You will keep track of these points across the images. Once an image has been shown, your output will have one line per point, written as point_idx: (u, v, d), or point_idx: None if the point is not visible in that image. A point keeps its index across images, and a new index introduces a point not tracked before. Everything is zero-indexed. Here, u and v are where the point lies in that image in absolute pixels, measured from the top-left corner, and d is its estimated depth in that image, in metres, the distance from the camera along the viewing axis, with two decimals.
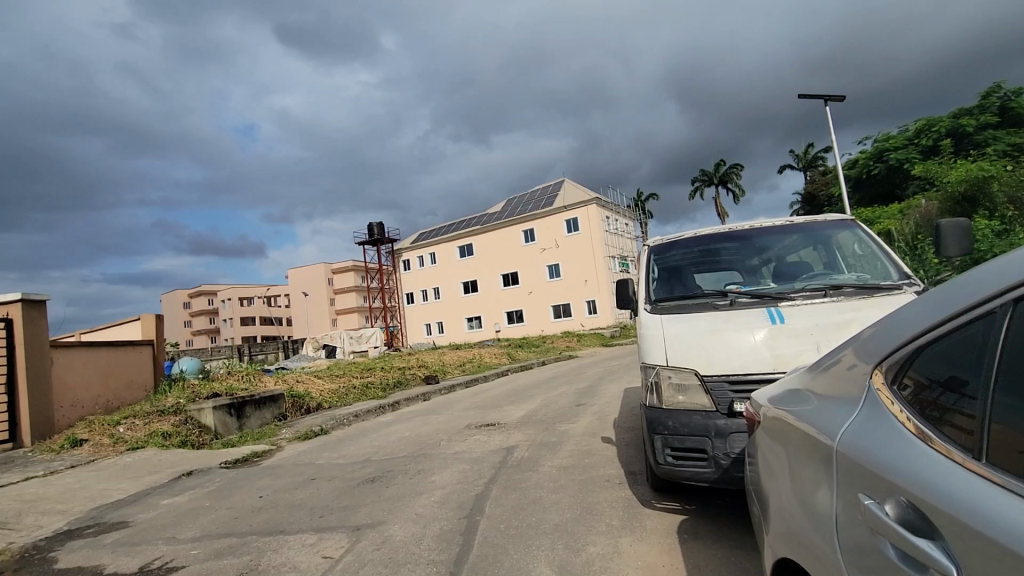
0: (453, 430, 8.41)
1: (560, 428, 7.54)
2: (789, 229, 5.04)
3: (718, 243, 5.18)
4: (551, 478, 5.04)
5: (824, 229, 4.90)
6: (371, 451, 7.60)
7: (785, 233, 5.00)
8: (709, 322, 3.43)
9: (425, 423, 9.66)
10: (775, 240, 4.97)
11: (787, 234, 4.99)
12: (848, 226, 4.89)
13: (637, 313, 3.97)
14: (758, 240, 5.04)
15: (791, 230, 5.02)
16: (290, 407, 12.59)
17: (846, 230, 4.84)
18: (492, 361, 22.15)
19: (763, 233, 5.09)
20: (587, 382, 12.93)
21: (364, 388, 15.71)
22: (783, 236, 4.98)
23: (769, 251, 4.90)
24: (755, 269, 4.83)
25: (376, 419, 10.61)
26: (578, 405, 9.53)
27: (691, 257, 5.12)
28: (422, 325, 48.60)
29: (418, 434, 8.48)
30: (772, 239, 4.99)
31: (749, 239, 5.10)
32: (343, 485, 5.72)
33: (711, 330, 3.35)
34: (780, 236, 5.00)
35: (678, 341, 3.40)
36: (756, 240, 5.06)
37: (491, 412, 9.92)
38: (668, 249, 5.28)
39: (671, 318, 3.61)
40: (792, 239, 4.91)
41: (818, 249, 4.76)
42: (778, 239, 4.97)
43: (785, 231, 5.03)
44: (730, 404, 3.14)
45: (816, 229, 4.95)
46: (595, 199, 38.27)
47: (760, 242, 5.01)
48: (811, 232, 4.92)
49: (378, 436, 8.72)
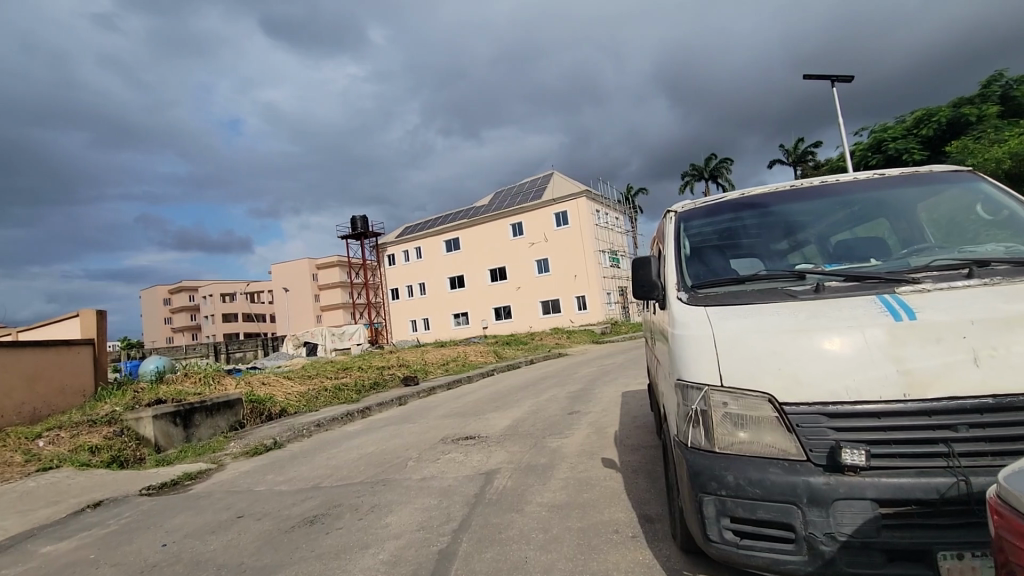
0: (426, 445, 7.17)
1: (551, 445, 6.32)
2: (842, 191, 3.86)
3: (751, 213, 3.96)
4: (539, 526, 3.81)
5: (890, 192, 3.72)
6: (324, 473, 6.32)
7: (839, 197, 3.81)
8: (787, 317, 2.22)
9: (395, 435, 8.33)
10: (827, 207, 3.78)
11: (842, 198, 3.80)
12: (924, 184, 3.73)
13: (666, 305, 2.75)
14: (803, 207, 3.83)
15: (846, 193, 3.83)
16: (249, 414, 11.26)
17: (922, 189, 3.69)
18: (477, 360, 20.83)
19: (808, 198, 3.90)
20: (580, 385, 11.68)
21: (336, 391, 14.39)
22: (838, 201, 3.79)
23: (821, 222, 3.70)
24: (807, 246, 3.61)
25: (340, 429, 9.32)
26: (570, 414, 8.30)
27: (717, 231, 3.89)
28: (407, 322, 47.15)
29: (384, 450, 7.19)
30: (823, 205, 3.79)
31: (795, 208, 3.86)
32: (275, 528, 4.47)
33: (795, 330, 2.14)
34: (832, 201, 3.80)
35: (740, 348, 2.19)
36: (801, 207, 3.85)
37: (471, 422, 8.66)
38: (691, 222, 4.04)
39: (722, 311, 2.38)
40: (849, 205, 3.73)
41: (889, 217, 3.58)
42: (830, 206, 3.78)
43: (839, 195, 3.84)
44: (833, 452, 1.94)
45: (880, 190, 3.77)
46: (585, 192, 37.07)
47: (809, 211, 3.80)
48: (873, 194, 3.75)
49: (337, 452, 7.42)
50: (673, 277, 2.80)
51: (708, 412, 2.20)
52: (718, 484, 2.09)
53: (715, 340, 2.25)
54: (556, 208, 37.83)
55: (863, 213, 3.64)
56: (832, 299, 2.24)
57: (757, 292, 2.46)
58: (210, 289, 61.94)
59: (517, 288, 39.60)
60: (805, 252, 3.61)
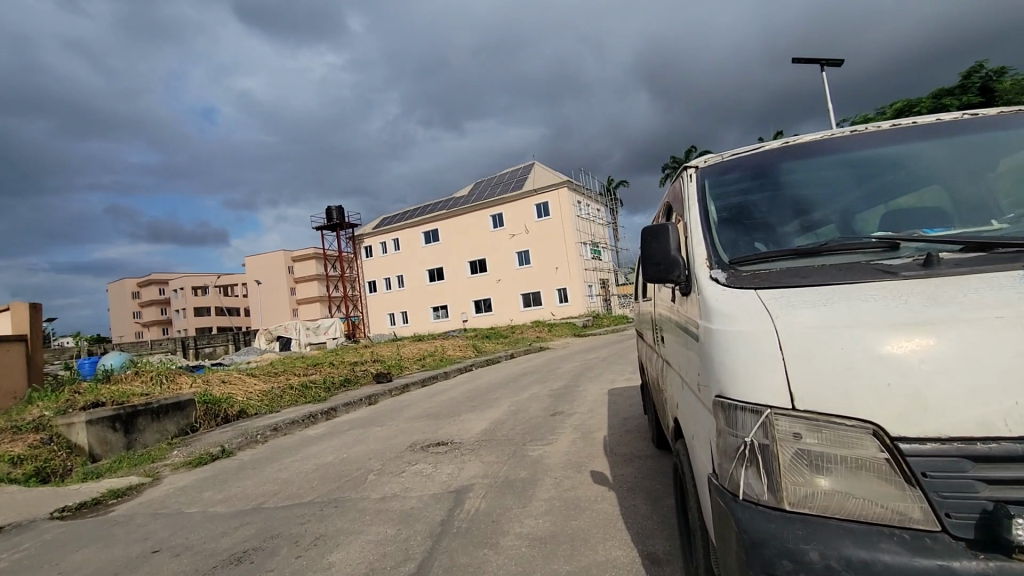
0: (392, 453, 6.38)
1: (533, 454, 5.57)
2: (856, 151, 3.13)
3: (756, 184, 3.13)
4: (518, 568, 3.04)
5: (937, 152, 2.99)
6: (272, 489, 5.48)
7: (854, 161, 3.08)
8: (878, 303, 1.48)
9: (359, 440, 7.49)
10: (844, 175, 3.03)
11: (859, 162, 3.08)
12: (948, 135, 3.06)
13: (695, 285, 1.97)
14: (814, 176, 3.09)
15: (861, 154, 3.11)
16: (203, 416, 10.27)
17: (949, 141, 3.02)
18: (455, 355, 20.01)
19: (819, 162, 3.15)
20: (562, 381, 10.96)
21: (302, 390, 13.45)
22: (854, 167, 3.06)
23: (840, 195, 2.95)
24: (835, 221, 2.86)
25: (300, 433, 8.45)
26: (553, 415, 7.56)
27: (727, 206, 3.07)
28: (385, 316, 46.04)
29: (344, 460, 6.35)
30: (839, 173, 3.05)
31: (814, 171, 3.11)
32: (194, 567, 3.64)
33: (895, 325, 1.41)
34: (848, 167, 3.07)
35: (816, 349, 1.44)
36: (813, 174, 3.09)
37: (445, 424, 7.87)
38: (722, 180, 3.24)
39: (782, 294, 1.64)
40: (868, 172, 3.01)
41: (927, 183, 2.87)
42: (847, 173, 3.04)
43: (853, 157, 3.11)
44: (985, 518, 1.23)
45: (897, 146, 3.08)
46: (567, 183, 36.37)
47: (824, 179, 3.04)
48: (893, 154, 3.05)
49: (291, 463, 6.56)
50: (703, 248, 2.05)
51: (771, 447, 1.44)
52: (795, 566, 1.32)
53: (778, 335, 1.50)
54: (537, 199, 37.07)
55: (906, 180, 2.90)
56: (946, 277, 1.51)
57: (830, 267, 1.73)
58: (182, 281, 59.89)
59: (497, 280, 38.83)
60: (825, 233, 2.85)
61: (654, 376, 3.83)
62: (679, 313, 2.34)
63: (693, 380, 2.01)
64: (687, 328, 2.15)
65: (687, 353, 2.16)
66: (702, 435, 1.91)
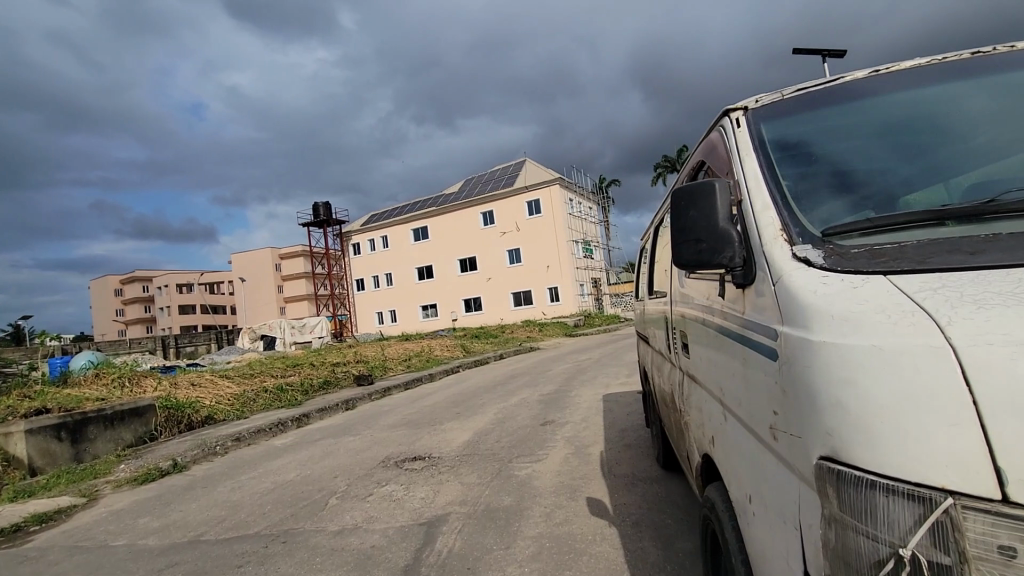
0: (361, 470, 5.65)
1: (518, 474, 4.87)
2: (880, 102, 2.15)
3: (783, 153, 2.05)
4: None
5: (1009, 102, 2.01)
6: (217, 515, 4.74)
7: (882, 118, 2.10)
8: None
9: (328, 453, 6.75)
10: (875, 138, 2.04)
11: (889, 117, 2.10)
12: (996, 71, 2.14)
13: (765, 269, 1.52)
14: (848, 143, 2.04)
15: (885, 106, 2.14)
16: (164, 423, 9.42)
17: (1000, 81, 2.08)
18: (442, 355, 19.27)
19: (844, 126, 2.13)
20: (554, 385, 10.26)
21: (278, 393, 12.66)
22: (887, 123, 2.06)
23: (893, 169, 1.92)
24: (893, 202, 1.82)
25: (266, 443, 7.69)
26: (543, 425, 6.84)
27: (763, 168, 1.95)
28: (373, 314, 45.14)
29: (306, 477, 5.61)
30: (868, 134, 2.06)
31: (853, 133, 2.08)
32: None
33: None
34: (875, 125, 2.08)
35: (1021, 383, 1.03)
36: (832, 135, 2.08)
37: (424, 435, 7.14)
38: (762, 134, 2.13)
39: (923, 288, 1.25)
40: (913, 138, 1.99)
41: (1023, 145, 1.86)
42: (882, 131, 2.05)
43: (879, 110, 2.13)
44: None
45: (928, 93, 2.14)
46: (559, 179, 35.71)
47: (852, 145, 2.04)
48: (930, 104, 2.10)
49: (247, 480, 5.81)
50: (776, 217, 1.64)
51: (955, 569, 1.02)
52: None
53: (955, 356, 1.10)
54: (528, 196, 36.40)
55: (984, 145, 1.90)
56: None
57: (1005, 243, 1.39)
58: (165, 278, 58.50)
59: (487, 278, 38.11)
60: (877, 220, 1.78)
61: (663, 380, 3.40)
62: (714, 311, 1.89)
63: (749, 405, 1.57)
64: (732, 330, 1.70)
65: (731, 363, 1.72)
66: (763, 492, 1.49)
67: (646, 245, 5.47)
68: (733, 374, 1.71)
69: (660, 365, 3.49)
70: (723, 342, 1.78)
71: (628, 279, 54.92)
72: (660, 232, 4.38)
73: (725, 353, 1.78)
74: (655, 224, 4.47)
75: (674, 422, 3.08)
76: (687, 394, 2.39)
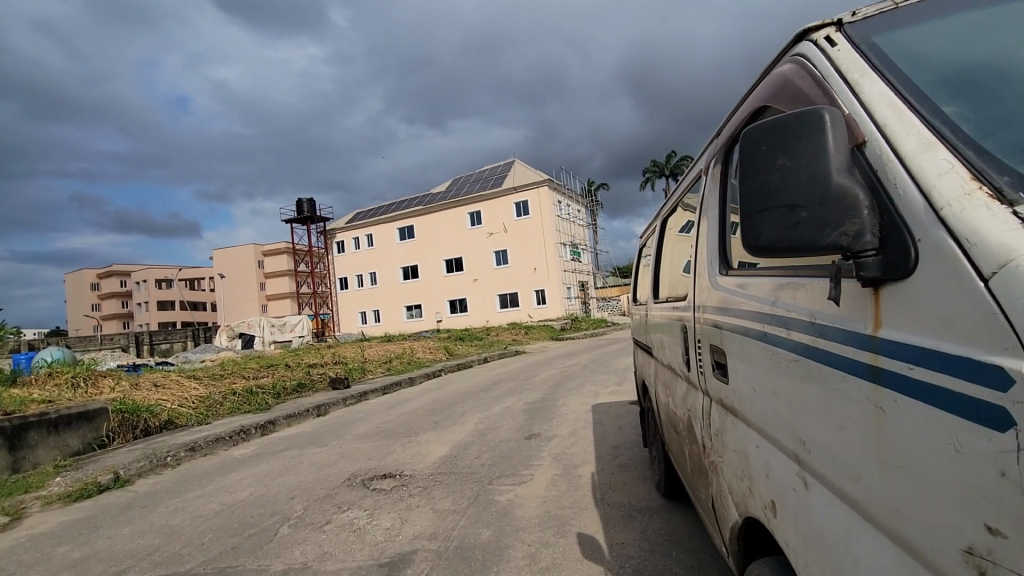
0: (320, 491, 5.03)
1: (497, 499, 4.29)
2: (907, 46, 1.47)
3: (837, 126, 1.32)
4: None
5: None
6: (148, 546, 4.08)
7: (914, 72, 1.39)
8: None
9: (290, 467, 6.10)
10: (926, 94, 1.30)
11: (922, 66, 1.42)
12: None
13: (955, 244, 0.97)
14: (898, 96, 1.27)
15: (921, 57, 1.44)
16: (117, 428, 8.65)
17: None
18: (425, 358, 18.63)
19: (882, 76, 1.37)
20: (539, 393, 9.70)
21: (248, 396, 11.94)
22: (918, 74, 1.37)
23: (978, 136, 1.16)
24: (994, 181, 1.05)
25: (224, 454, 7.03)
26: (526, 439, 6.26)
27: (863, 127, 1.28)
28: (357, 314, 44.32)
29: (257, 498, 4.97)
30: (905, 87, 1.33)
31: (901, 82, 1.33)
32: None
33: None
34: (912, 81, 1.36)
35: None
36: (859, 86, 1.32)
37: (396, 447, 6.53)
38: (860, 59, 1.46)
39: None
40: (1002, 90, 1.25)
41: None
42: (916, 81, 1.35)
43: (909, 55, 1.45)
44: None
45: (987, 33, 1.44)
46: (547, 181, 35.26)
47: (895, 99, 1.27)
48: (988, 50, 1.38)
49: (193, 499, 5.16)
50: (953, 158, 1.10)
51: None
52: None
53: None
54: (516, 197, 35.90)
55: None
56: None
57: None
58: (144, 274, 57.08)
59: (474, 280, 37.52)
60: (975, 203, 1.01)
61: (668, 394, 2.95)
62: (796, 327, 1.39)
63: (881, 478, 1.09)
64: (839, 359, 1.22)
65: (835, 408, 1.24)
66: None
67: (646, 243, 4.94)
68: (836, 426, 1.23)
69: (666, 376, 3.03)
70: (823, 377, 1.28)
71: (616, 283, 54.46)
72: (668, 224, 3.85)
73: (816, 391, 1.31)
74: (660, 217, 3.96)
75: (679, 445, 2.66)
76: (710, 422, 1.95)
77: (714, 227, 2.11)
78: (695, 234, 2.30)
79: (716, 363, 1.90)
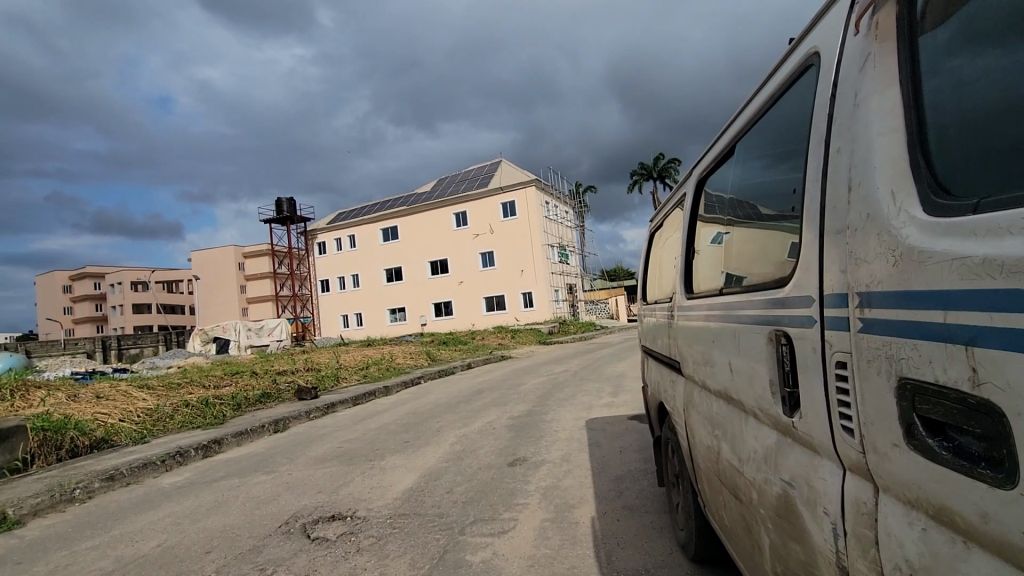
0: (244, 541, 3.97)
1: (468, 560, 3.25)
2: None
3: None
4: None
5: None
6: None
7: None
8: None
9: (223, 505, 5.01)
10: None
11: None
12: None
13: None
14: None
15: None
16: (36, 448, 7.46)
17: None
18: (405, 364, 17.52)
19: None
20: (524, 405, 8.68)
21: (202, 408, 10.78)
22: None
23: None
24: None
25: (149, 485, 5.91)
26: (509, 466, 5.23)
27: None
28: (338, 317, 43.05)
29: (164, 552, 3.89)
30: None
31: None
32: None
33: None
34: None
35: None
36: None
37: (354, 476, 5.47)
38: None
39: None
40: None
41: None
42: None
43: None
44: None
45: None
46: (535, 181, 34.36)
47: None
48: None
49: (84, 553, 4.06)
50: None
51: None
52: None
53: None
54: (502, 197, 34.96)
55: None
56: None
57: None
58: (118, 276, 55.15)
59: (459, 282, 36.48)
60: None
61: (712, 437, 2.03)
62: None
63: None
64: None
65: None
66: None
67: (659, 224, 4.00)
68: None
69: (707, 405, 2.10)
70: None
71: (604, 286, 53.82)
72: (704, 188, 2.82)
73: None
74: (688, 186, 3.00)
75: (743, 524, 1.75)
76: (878, 534, 1.08)
77: (900, 126, 1.12)
78: (836, 146, 1.29)
79: (920, 424, 1.00)
